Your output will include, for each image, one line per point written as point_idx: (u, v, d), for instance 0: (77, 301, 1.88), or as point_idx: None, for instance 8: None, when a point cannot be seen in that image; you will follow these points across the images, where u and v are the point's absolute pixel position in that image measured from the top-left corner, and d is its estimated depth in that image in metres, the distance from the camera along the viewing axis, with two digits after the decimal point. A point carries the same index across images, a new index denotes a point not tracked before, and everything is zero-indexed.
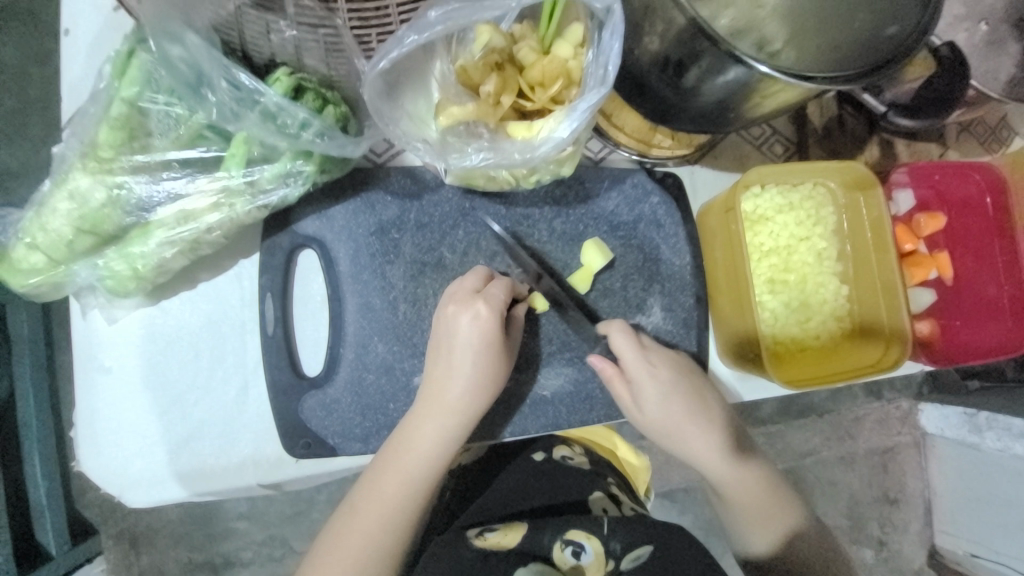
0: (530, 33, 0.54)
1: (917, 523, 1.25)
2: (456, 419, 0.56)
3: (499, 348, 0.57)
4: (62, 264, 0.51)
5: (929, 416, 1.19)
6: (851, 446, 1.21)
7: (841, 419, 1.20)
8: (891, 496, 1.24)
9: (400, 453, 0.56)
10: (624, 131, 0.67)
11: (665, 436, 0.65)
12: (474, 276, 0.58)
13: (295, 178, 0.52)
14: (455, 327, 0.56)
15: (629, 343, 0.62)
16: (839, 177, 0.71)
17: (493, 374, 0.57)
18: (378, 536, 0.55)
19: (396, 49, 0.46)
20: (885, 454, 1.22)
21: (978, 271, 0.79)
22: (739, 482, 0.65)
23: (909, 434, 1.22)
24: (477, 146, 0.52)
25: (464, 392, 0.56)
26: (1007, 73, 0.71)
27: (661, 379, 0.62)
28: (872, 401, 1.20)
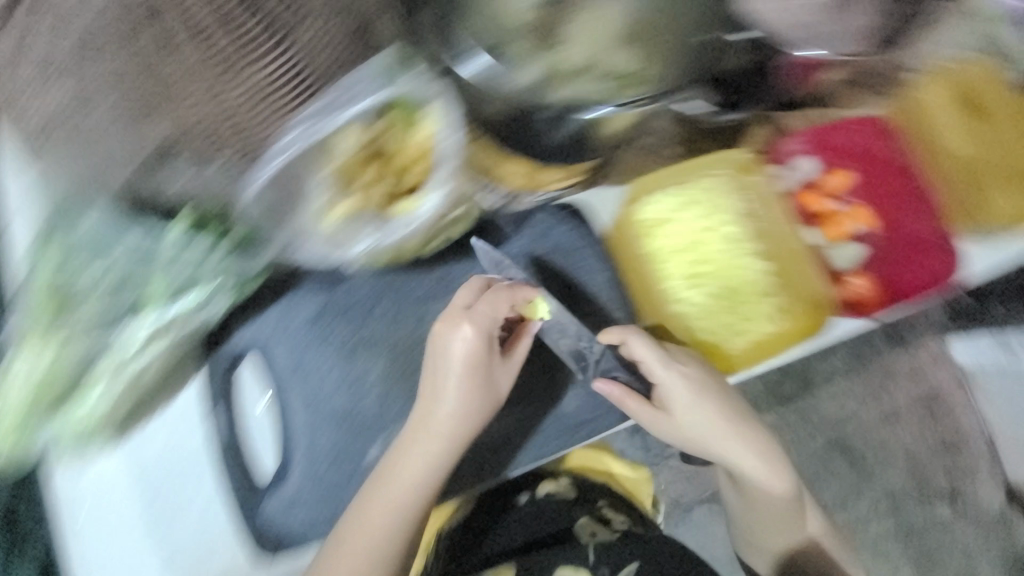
0: (394, 119, 0.57)
1: (987, 464, 1.12)
2: (445, 447, 0.61)
3: (480, 376, 0.62)
4: (28, 429, 0.57)
5: (960, 351, 1.13)
6: (890, 403, 1.14)
7: (869, 376, 1.14)
8: (948, 443, 1.13)
9: (385, 482, 0.60)
10: (508, 177, 0.71)
11: (724, 440, 0.71)
12: (469, 289, 0.63)
13: (214, 301, 0.60)
14: (448, 347, 0.61)
15: (653, 350, 0.67)
16: (732, 164, 0.78)
17: (473, 403, 0.61)
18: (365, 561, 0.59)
19: (263, 172, 0.54)
20: (929, 400, 1.13)
21: (897, 213, 0.79)
22: (761, 468, 0.73)
23: (948, 372, 1.14)
24: (366, 233, 0.59)
25: (450, 424, 0.61)
26: (856, 27, 0.76)
27: (709, 390, 0.69)
28: (897, 350, 1.14)
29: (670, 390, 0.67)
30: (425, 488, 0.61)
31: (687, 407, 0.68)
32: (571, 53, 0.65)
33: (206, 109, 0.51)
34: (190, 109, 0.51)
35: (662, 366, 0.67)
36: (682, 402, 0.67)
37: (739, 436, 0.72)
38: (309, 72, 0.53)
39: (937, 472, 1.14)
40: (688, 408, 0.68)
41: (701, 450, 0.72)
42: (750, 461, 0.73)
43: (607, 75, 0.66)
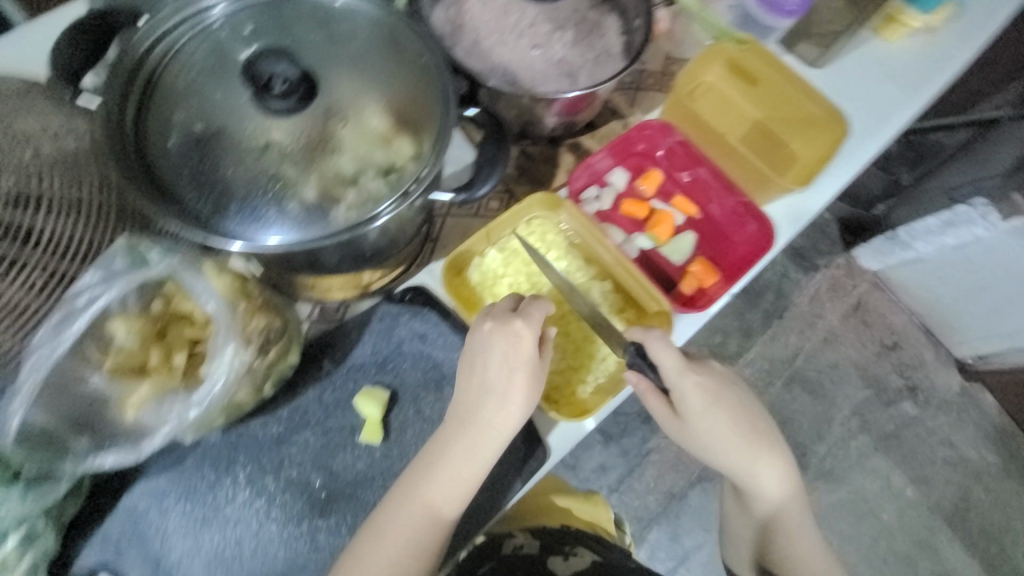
0: (168, 299, 0.57)
1: (928, 349, 1.44)
2: (459, 478, 0.62)
3: (520, 391, 0.62)
4: None
5: (866, 256, 1.41)
6: (824, 325, 1.43)
7: (801, 308, 1.43)
8: (890, 343, 1.44)
9: (376, 541, 0.60)
10: (336, 288, 0.71)
11: (704, 448, 0.70)
12: (507, 298, 0.67)
13: (37, 539, 0.56)
14: (488, 345, 0.63)
15: (672, 355, 0.66)
16: (537, 205, 0.78)
17: (466, 446, 0.62)
18: None
19: (23, 397, 0.51)
20: (858, 310, 1.44)
21: (709, 198, 0.86)
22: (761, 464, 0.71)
23: (863, 281, 1.45)
24: (178, 407, 0.55)
25: (460, 460, 0.61)
26: (618, 42, 0.76)
27: (705, 390, 0.68)
28: (812, 275, 1.45)
29: (682, 398, 0.67)
30: (431, 532, 0.61)
31: (702, 410, 0.67)
32: (340, 162, 0.61)
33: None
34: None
35: (673, 374, 0.67)
36: (696, 409, 0.67)
37: (749, 430, 0.70)
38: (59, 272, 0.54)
39: (891, 373, 1.42)
40: (698, 412, 0.67)
41: (721, 455, 0.70)
42: (736, 462, 0.70)
43: (376, 172, 0.61)
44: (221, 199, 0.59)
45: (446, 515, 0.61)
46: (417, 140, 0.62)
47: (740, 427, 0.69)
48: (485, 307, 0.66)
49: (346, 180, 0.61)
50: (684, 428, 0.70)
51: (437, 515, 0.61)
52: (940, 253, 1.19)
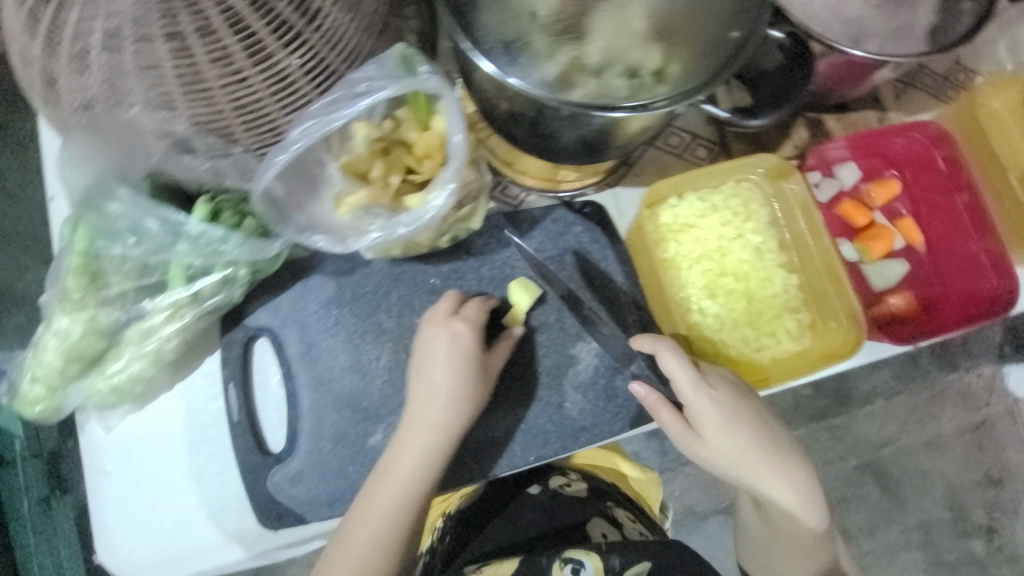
0: (408, 115, 0.59)
1: None
2: (445, 425, 0.61)
3: (475, 366, 0.63)
4: (57, 391, 0.59)
5: (1015, 377, 1.17)
6: (934, 428, 1.16)
7: (917, 398, 1.15)
8: (994, 477, 1.18)
9: (386, 468, 0.60)
10: (529, 174, 0.71)
11: (726, 466, 0.65)
12: (448, 299, 0.66)
13: (234, 283, 0.61)
14: (434, 345, 0.63)
15: (684, 367, 0.62)
16: (760, 168, 0.71)
17: (471, 394, 0.62)
18: (380, 541, 0.59)
19: (269, 169, 0.53)
20: (977, 429, 1.17)
21: (951, 233, 0.74)
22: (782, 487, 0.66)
23: (999, 403, 1.17)
24: (376, 225, 0.58)
25: (440, 407, 0.61)
26: (927, 21, 0.69)
27: (722, 402, 0.63)
28: (950, 373, 1.16)
29: (698, 409, 0.62)
30: (434, 463, 0.61)
31: (718, 424, 0.63)
32: (589, 48, 0.52)
33: (226, 103, 0.52)
34: (203, 110, 0.52)
35: (688, 390, 0.62)
36: (719, 431, 0.63)
37: (768, 449, 0.65)
38: (329, 63, 0.55)
39: (978, 507, 1.18)
40: (713, 428, 0.63)
41: (748, 473, 0.65)
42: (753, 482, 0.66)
43: (625, 69, 0.53)
44: (469, 25, 0.53)
45: (410, 477, 0.60)
46: (670, 55, 0.53)
47: (758, 444, 0.65)
48: (425, 312, 0.65)
49: (588, 73, 0.53)
50: (697, 441, 0.65)
51: (439, 449, 0.61)
52: None
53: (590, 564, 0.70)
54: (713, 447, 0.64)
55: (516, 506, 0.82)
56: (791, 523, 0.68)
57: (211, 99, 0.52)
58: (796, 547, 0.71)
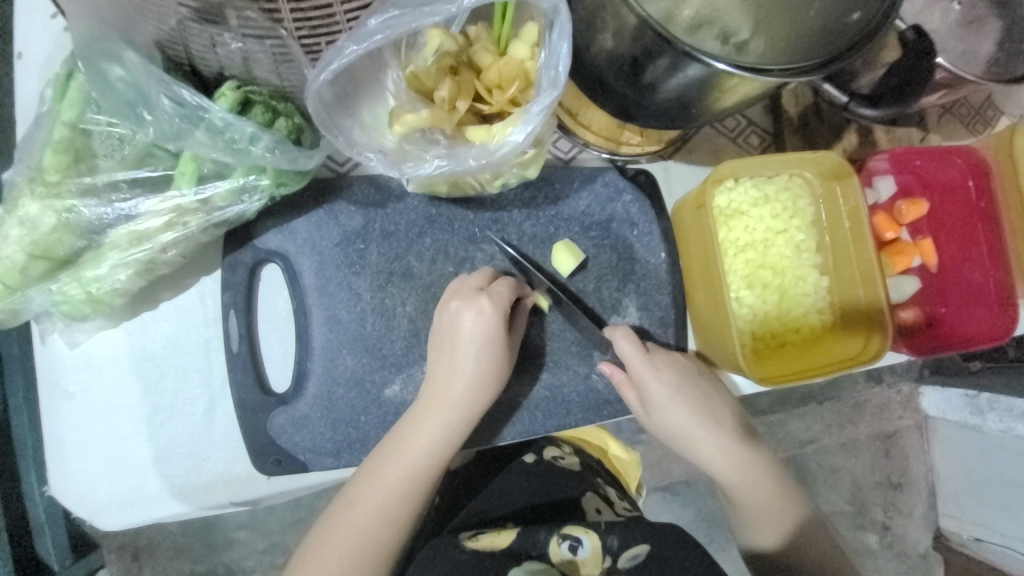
0: (485, 34, 0.52)
1: (922, 506, 1.28)
2: (466, 403, 0.56)
3: (501, 347, 0.57)
4: (17, 291, 0.50)
5: (930, 399, 1.23)
6: (852, 432, 1.22)
7: (844, 406, 1.21)
8: (895, 482, 1.26)
9: (395, 444, 0.55)
10: (591, 130, 0.66)
11: (674, 440, 0.66)
12: (480, 275, 0.59)
13: (250, 194, 0.51)
14: (458, 322, 0.56)
15: (635, 348, 0.61)
16: (815, 168, 0.70)
17: (496, 376, 0.57)
18: (378, 530, 0.54)
19: (336, 61, 0.44)
20: (888, 439, 1.24)
21: (964, 259, 0.77)
22: (717, 457, 0.65)
23: (911, 418, 1.25)
24: (435, 153, 0.51)
25: (462, 385, 0.56)
26: (988, 51, 0.69)
27: (666, 382, 0.62)
28: (874, 387, 1.22)
29: (645, 387, 0.62)
30: (448, 445, 0.56)
31: (665, 404, 0.62)
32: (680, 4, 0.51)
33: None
34: None
35: (640, 371, 0.62)
36: (664, 410, 0.63)
37: (712, 423, 0.64)
38: None
39: (878, 507, 1.26)
40: (659, 406, 0.62)
41: (691, 447, 0.65)
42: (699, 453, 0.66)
43: (718, 33, 0.51)
44: None
45: (421, 464, 0.55)
46: (768, 26, 0.50)
47: (702, 420, 0.64)
48: (452, 283, 0.58)
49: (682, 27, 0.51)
50: (649, 418, 0.65)
51: (458, 428, 0.56)
52: (1007, 436, 1.08)
53: (587, 542, 0.65)
54: (662, 423, 0.64)
55: (506, 477, 0.77)
56: (746, 494, 0.66)
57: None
58: (766, 523, 0.67)
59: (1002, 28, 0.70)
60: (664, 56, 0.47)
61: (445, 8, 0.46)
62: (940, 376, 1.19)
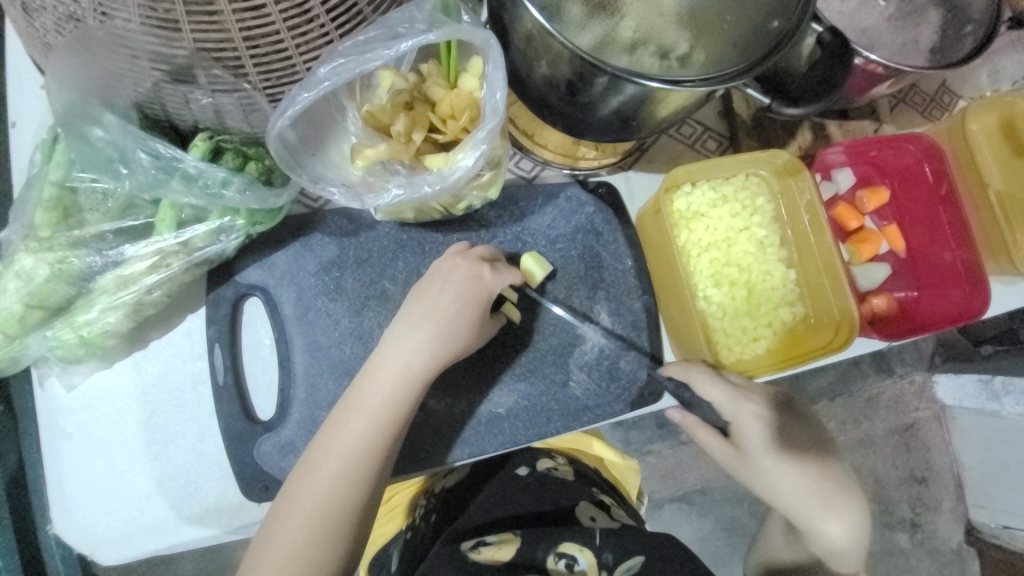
0: (436, 70, 0.57)
1: (949, 499, 1.25)
2: (387, 415, 0.56)
3: (441, 329, 0.58)
4: (16, 339, 0.54)
5: (945, 388, 1.21)
6: (868, 428, 1.21)
7: (855, 401, 1.20)
8: (919, 476, 1.24)
9: (311, 472, 0.54)
10: (548, 148, 0.70)
11: (766, 480, 0.66)
12: (456, 256, 0.60)
13: (227, 234, 0.55)
14: (404, 314, 0.59)
15: (722, 387, 0.62)
16: (769, 165, 0.72)
17: (437, 358, 0.57)
18: (317, 527, 0.53)
19: (291, 107, 0.49)
20: (906, 432, 1.22)
21: (930, 242, 0.79)
22: (811, 494, 0.66)
23: (928, 409, 1.23)
24: (396, 182, 0.55)
25: (382, 397, 0.56)
26: (927, 41, 0.72)
27: (761, 420, 0.64)
28: (885, 378, 1.21)
29: (735, 424, 0.63)
30: (372, 463, 0.55)
31: (762, 440, 0.64)
32: (619, 27, 0.56)
33: (236, 28, 0.44)
34: (211, 33, 0.44)
35: (729, 408, 0.62)
36: (763, 444, 0.64)
37: (793, 461, 0.66)
38: (356, 5, 0.49)
39: (904, 503, 1.24)
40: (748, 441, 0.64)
41: (786, 487, 0.66)
42: (797, 495, 0.66)
43: (655, 50, 0.56)
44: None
45: (361, 454, 0.54)
46: (696, 42, 0.55)
47: (785, 458, 0.65)
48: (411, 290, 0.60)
49: (620, 46, 0.56)
50: (734, 453, 0.66)
51: (380, 445, 0.55)
52: None
53: (583, 558, 0.68)
54: (754, 464, 0.66)
55: (501, 486, 0.77)
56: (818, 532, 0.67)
57: (219, 22, 0.44)
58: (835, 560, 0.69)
59: (937, 19, 0.73)
60: (597, 78, 0.50)
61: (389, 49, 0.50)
62: (953, 363, 1.18)
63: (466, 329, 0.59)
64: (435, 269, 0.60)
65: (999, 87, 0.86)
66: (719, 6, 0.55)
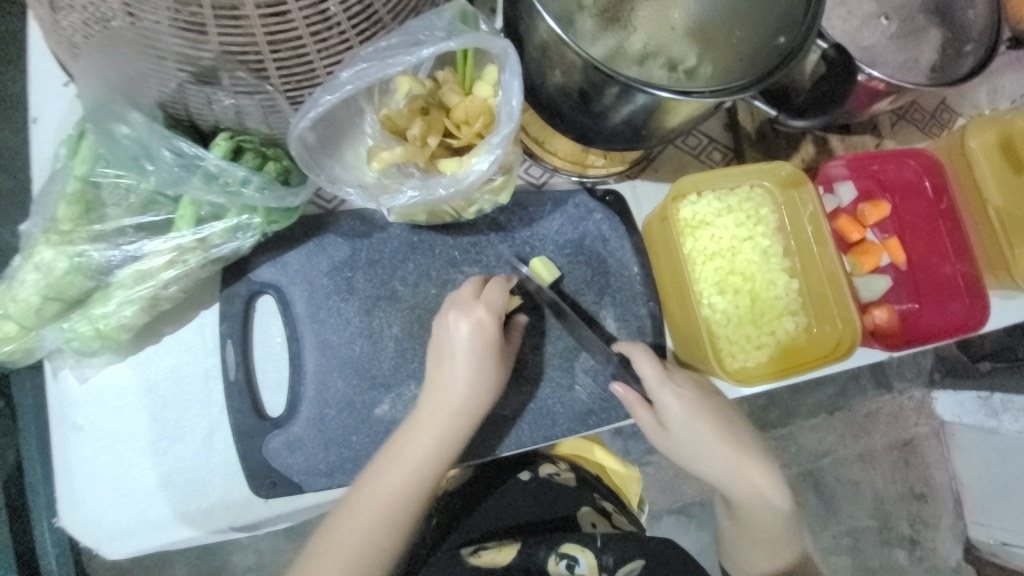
0: (451, 77, 0.58)
1: (947, 516, 1.25)
2: (448, 440, 0.58)
3: (497, 357, 0.60)
4: (32, 330, 0.54)
5: (944, 404, 1.22)
6: (868, 442, 1.21)
7: (855, 416, 1.21)
8: (917, 492, 1.24)
9: (349, 516, 0.56)
10: (558, 155, 0.71)
11: (690, 460, 0.65)
12: (470, 284, 0.62)
13: (244, 231, 0.56)
14: (452, 335, 0.59)
15: (652, 365, 0.63)
16: (773, 177, 0.74)
17: (494, 387, 0.60)
18: (376, 541, 0.56)
19: (314, 109, 0.50)
20: (905, 448, 1.22)
21: (931, 254, 0.80)
22: (736, 479, 0.65)
23: (927, 425, 1.23)
24: (410, 185, 0.57)
25: (443, 424, 0.58)
26: (927, 60, 0.74)
27: (687, 400, 0.63)
28: (884, 394, 1.21)
29: (661, 403, 0.63)
30: (408, 513, 0.57)
31: (684, 420, 0.63)
32: (629, 40, 0.58)
33: (263, 33, 0.46)
34: (238, 36, 0.46)
35: (659, 386, 0.63)
36: (688, 426, 0.63)
37: (728, 442, 0.65)
38: (376, 13, 0.50)
39: (903, 519, 1.23)
40: (675, 421, 0.63)
41: (711, 469, 0.65)
42: (722, 477, 0.65)
43: (664, 62, 0.57)
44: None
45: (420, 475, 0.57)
46: (704, 57, 0.57)
47: (719, 438, 0.65)
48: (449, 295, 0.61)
49: (631, 57, 0.57)
50: (663, 435, 0.65)
51: (416, 496, 0.57)
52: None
53: (584, 559, 0.67)
54: (677, 444, 0.65)
55: (503, 492, 0.78)
56: (755, 515, 0.66)
57: (246, 26, 0.45)
58: (767, 553, 0.67)
59: (938, 39, 0.75)
60: (609, 88, 0.52)
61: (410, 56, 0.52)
62: (953, 379, 1.19)
63: (501, 370, 0.61)
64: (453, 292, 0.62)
65: (997, 107, 0.88)
66: (726, 22, 0.57)
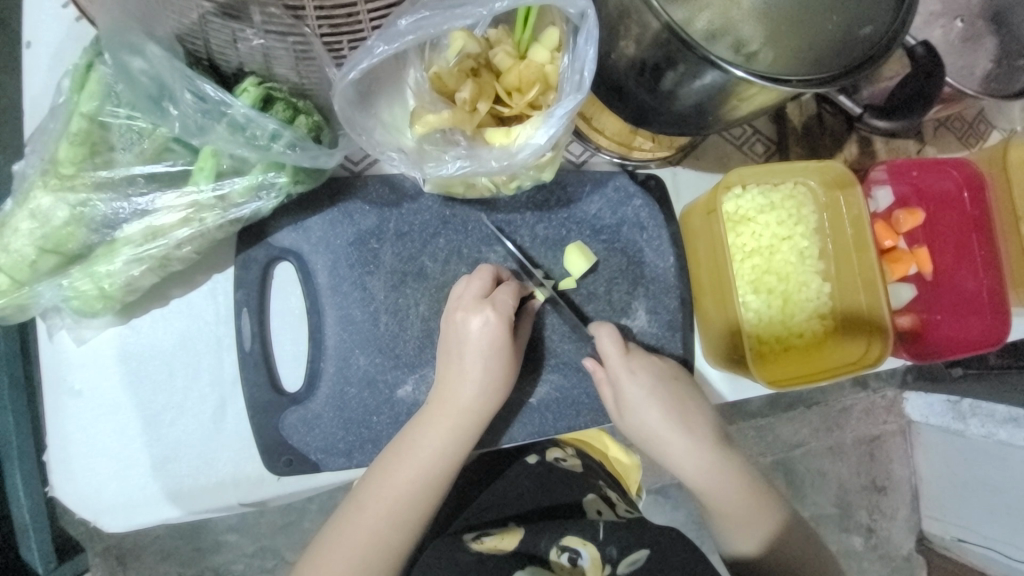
0: (506, 38, 0.52)
1: (905, 509, 1.28)
2: (455, 437, 0.56)
3: (510, 351, 0.58)
4: (26, 285, 0.49)
5: (914, 404, 1.23)
6: (839, 436, 1.23)
7: (830, 410, 1.22)
8: (879, 484, 1.26)
9: (359, 511, 0.54)
10: (604, 135, 0.67)
11: (646, 440, 0.66)
12: (482, 278, 0.58)
13: (268, 191, 0.51)
14: (467, 329, 0.57)
15: (614, 347, 0.62)
16: (819, 176, 0.71)
17: (505, 383, 0.57)
18: (386, 534, 0.54)
19: (366, 59, 0.44)
20: (873, 442, 1.24)
21: (958, 267, 0.79)
22: (691, 456, 0.65)
23: (895, 422, 1.25)
24: (456, 154, 0.52)
25: (451, 420, 0.56)
26: (984, 68, 0.72)
27: (641, 382, 0.62)
28: (859, 392, 1.23)
29: (619, 386, 0.62)
30: (418, 512, 0.55)
31: (637, 401, 0.62)
32: (694, 18, 0.52)
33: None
34: None
35: (618, 370, 0.62)
36: (645, 408, 0.63)
37: (683, 426, 0.64)
38: None
39: (863, 510, 1.26)
40: (630, 407, 0.63)
41: (664, 449, 0.65)
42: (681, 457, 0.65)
43: (730, 43, 0.51)
44: None
45: (428, 471, 0.55)
46: (775, 40, 0.51)
47: (674, 422, 0.64)
48: (454, 290, 0.58)
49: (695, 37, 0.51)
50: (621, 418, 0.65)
51: (426, 494, 0.55)
52: (989, 441, 1.09)
53: (586, 553, 0.64)
54: (633, 423, 0.64)
55: (508, 477, 0.77)
56: (715, 495, 0.66)
57: None
58: (737, 528, 0.66)
59: (998, 47, 0.72)
60: (683, 63, 0.48)
61: (475, 11, 0.46)
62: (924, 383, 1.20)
63: (507, 363, 0.58)
64: (461, 290, 0.58)
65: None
66: (814, 3, 0.51)
